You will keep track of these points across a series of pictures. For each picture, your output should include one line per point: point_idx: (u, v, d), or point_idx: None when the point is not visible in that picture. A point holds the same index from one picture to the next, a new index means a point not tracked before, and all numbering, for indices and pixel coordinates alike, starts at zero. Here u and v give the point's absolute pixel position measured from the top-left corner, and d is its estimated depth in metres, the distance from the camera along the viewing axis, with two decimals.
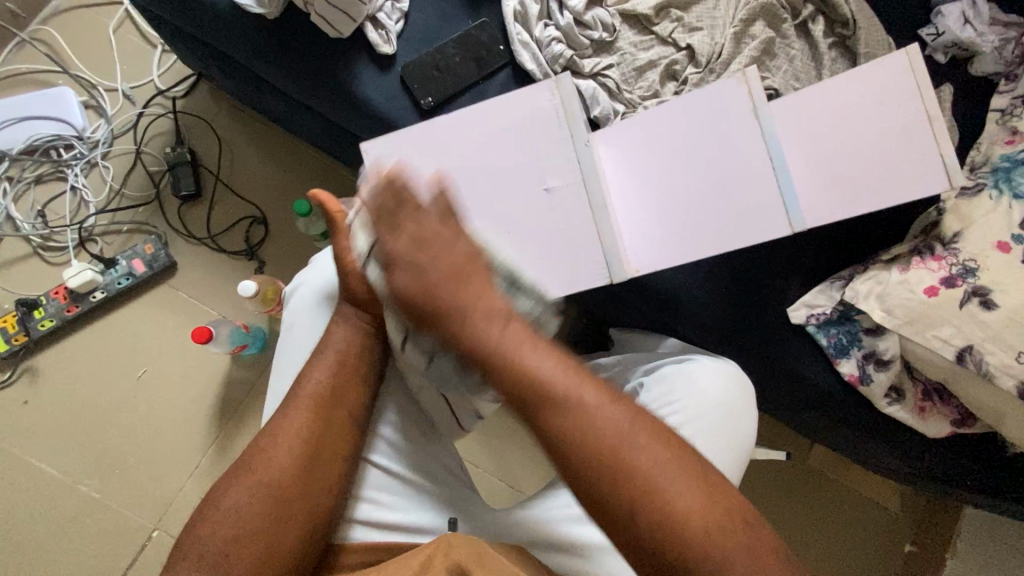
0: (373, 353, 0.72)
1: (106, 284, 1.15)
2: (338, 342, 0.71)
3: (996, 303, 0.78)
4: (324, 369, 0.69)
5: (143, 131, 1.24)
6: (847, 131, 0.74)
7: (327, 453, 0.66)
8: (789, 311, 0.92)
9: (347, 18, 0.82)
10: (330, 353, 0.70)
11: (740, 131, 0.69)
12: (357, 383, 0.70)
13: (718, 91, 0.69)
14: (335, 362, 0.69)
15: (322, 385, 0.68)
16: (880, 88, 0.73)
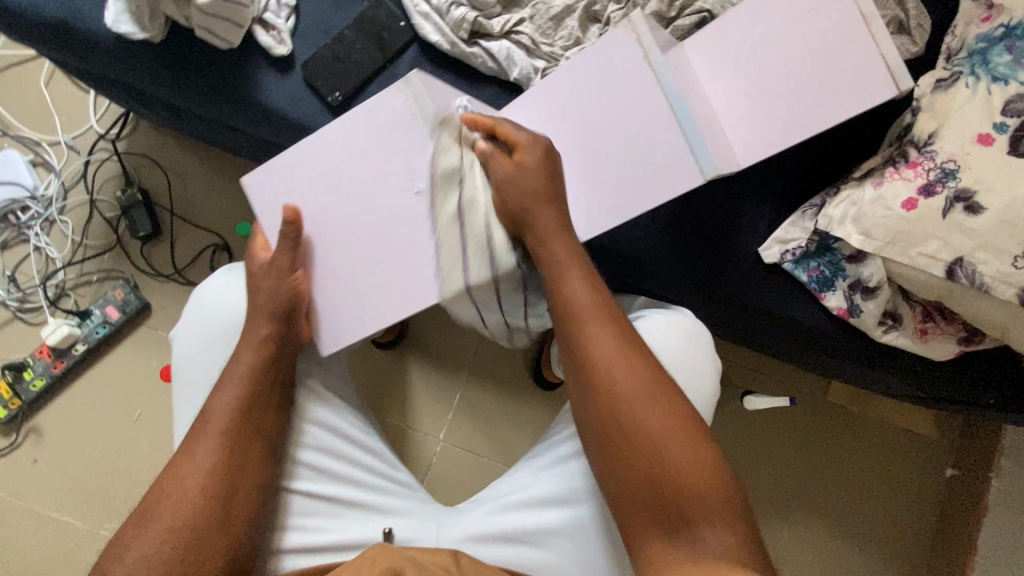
0: (280, 377, 0.68)
1: (85, 336, 1.16)
2: (241, 368, 0.65)
3: (983, 205, 0.68)
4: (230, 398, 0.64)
5: (92, 179, 1.23)
6: (774, 48, 0.72)
7: (241, 487, 0.62)
8: (761, 251, 0.85)
9: (232, 26, 0.78)
10: (234, 380, 0.65)
11: (640, 83, 0.69)
12: (268, 408, 0.66)
13: (606, 47, 0.70)
14: (241, 390, 0.65)
15: (227, 417, 0.64)
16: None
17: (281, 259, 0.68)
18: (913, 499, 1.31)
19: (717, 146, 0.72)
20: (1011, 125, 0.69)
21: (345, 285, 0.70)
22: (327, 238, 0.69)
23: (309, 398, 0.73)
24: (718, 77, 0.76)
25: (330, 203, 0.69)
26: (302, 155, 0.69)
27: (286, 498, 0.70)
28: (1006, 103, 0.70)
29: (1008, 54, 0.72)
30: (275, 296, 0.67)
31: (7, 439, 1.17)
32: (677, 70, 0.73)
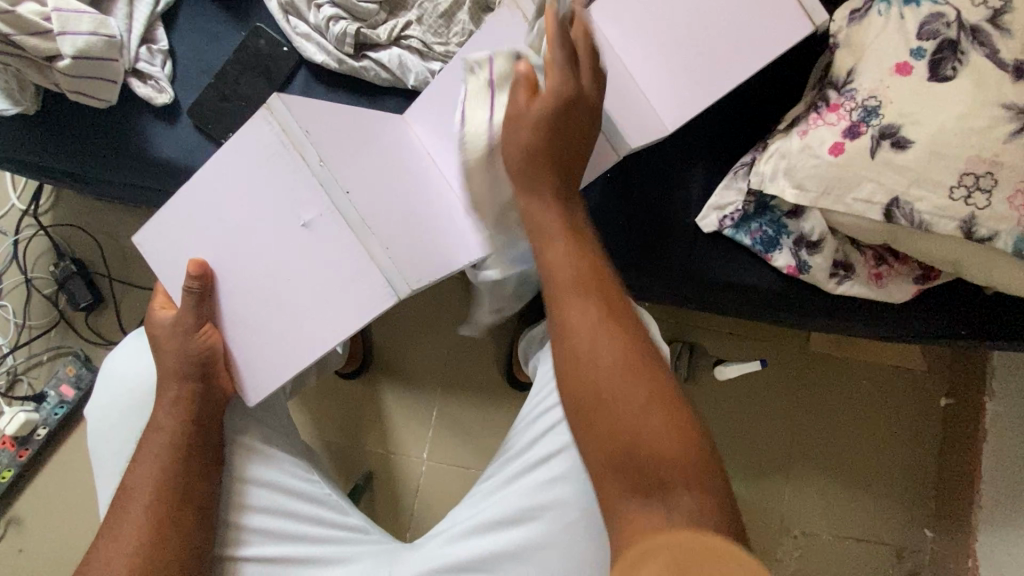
0: (199, 454, 0.71)
1: (45, 419, 1.13)
2: (161, 436, 0.70)
3: (910, 139, 0.64)
4: (153, 465, 0.69)
5: (24, 258, 1.19)
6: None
7: (171, 548, 0.67)
8: (697, 221, 0.81)
9: (105, 82, 0.72)
10: (155, 446, 0.70)
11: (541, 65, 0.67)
12: (195, 472, 0.70)
13: (501, 35, 0.68)
14: (163, 458, 0.69)
15: (152, 482, 0.68)
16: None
17: (183, 316, 0.67)
18: (913, 437, 1.29)
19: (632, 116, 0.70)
20: (929, 49, 0.64)
21: (254, 332, 0.67)
22: (232, 283, 0.67)
23: (249, 463, 0.76)
24: (629, 39, 0.70)
25: (227, 248, 0.67)
26: (191, 204, 0.67)
27: (239, 560, 0.74)
28: (920, 25, 0.65)
29: None
30: (184, 357, 0.67)
31: None
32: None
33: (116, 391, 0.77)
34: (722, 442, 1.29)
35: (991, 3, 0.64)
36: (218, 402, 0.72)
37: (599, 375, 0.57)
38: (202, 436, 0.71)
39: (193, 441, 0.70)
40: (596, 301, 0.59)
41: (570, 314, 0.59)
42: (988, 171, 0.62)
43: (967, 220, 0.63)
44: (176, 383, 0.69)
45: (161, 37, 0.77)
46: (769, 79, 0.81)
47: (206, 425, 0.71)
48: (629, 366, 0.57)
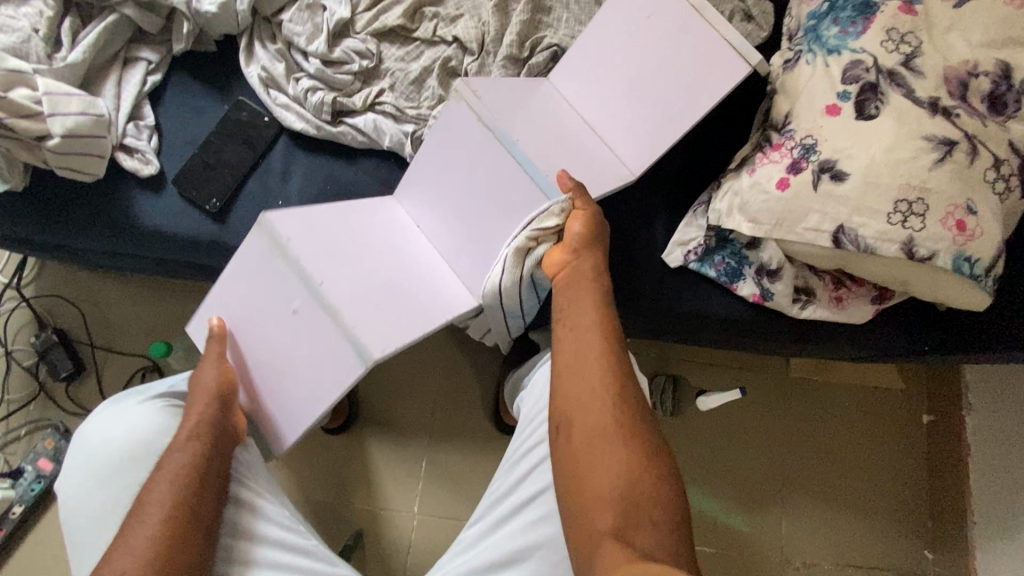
0: (201, 506, 0.66)
1: (20, 496, 1.09)
2: (171, 467, 0.68)
3: (847, 171, 0.69)
4: (162, 490, 0.66)
5: (4, 331, 1.19)
6: (621, 62, 0.77)
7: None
8: (663, 257, 0.85)
9: (95, 158, 0.76)
10: (166, 472, 0.67)
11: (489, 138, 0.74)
12: (206, 499, 0.67)
13: (440, 128, 0.77)
14: (173, 483, 0.66)
15: (161, 505, 0.65)
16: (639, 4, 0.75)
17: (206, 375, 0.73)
18: (899, 456, 1.31)
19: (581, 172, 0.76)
20: (853, 91, 0.70)
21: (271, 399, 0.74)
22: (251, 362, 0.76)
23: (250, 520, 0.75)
24: (585, 95, 0.80)
25: (245, 334, 0.76)
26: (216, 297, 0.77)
27: None
28: (844, 72, 0.72)
29: (836, 26, 0.74)
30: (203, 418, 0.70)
31: None
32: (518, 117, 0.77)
33: (90, 453, 0.75)
34: (713, 476, 1.28)
35: (904, 48, 0.70)
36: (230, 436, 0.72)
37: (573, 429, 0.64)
38: (206, 486, 0.67)
39: (196, 493, 0.67)
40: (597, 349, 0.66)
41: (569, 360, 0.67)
42: (918, 197, 0.66)
43: (907, 242, 0.67)
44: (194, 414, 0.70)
45: (147, 113, 0.81)
46: (717, 124, 0.88)
47: (210, 476, 0.68)
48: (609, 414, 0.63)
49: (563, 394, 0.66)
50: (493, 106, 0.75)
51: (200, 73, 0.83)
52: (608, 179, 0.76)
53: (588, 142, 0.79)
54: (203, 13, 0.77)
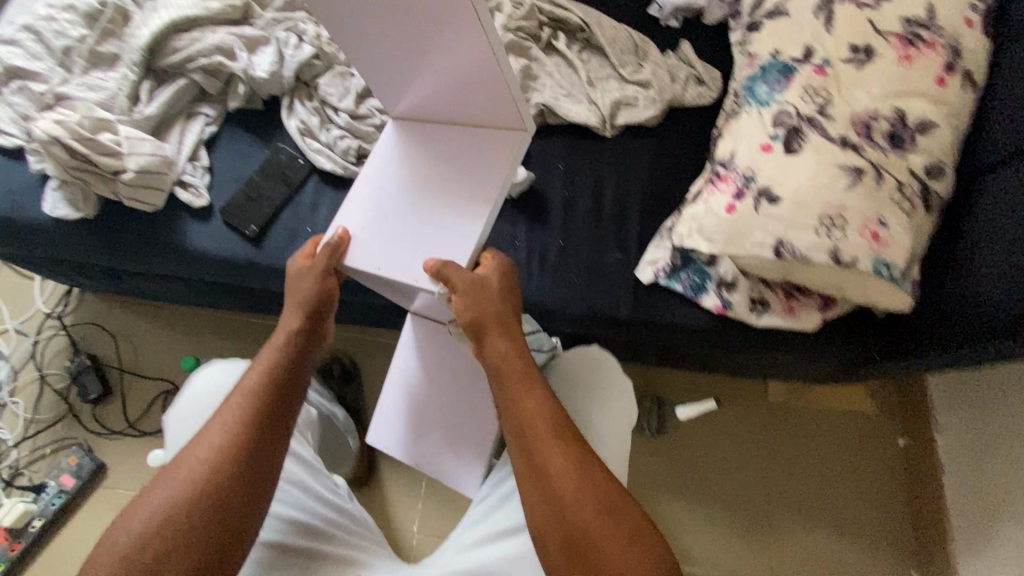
0: (290, 387, 0.77)
1: (41, 509, 1.15)
2: (270, 351, 0.78)
3: (779, 195, 0.84)
4: (256, 371, 0.76)
5: (41, 355, 1.30)
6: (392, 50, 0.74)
7: (263, 442, 0.72)
8: (637, 274, 0.99)
9: (155, 191, 0.91)
10: (263, 356, 0.78)
11: (384, 231, 0.84)
12: (293, 385, 0.78)
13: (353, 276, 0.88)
14: (266, 366, 0.77)
15: (256, 384, 0.75)
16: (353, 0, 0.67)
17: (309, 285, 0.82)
18: (881, 480, 1.36)
19: (487, 158, 0.84)
20: (781, 133, 0.87)
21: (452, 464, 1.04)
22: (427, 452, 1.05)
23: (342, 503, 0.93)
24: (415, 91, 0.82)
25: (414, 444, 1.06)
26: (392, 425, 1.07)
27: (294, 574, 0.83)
28: (774, 118, 0.89)
29: (767, 85, 0.93)
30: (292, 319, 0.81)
31: None
32: (393, 182, 0.86)
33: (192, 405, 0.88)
34: (699, 502, 1.33)
35: (819, 99, 0.86)
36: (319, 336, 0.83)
37: (553, 512, 0.70)
38: (293, 374, 0.78)
39: (286, 376, 0.77)
40: (549, 432, 0.73)
41: (533, 446, 0.73)
42: (839, 214, 0.80)
43: (832, 250, 0.80)
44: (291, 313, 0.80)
45: (203, 156, 0.97)
46: (680, 164, 1.03)
47: (297, 366, 0.79)
48: (581, 486, 0.70)
49: (533, 499, 0.71)
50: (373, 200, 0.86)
51: (249, 125, 1.00)
52: (501, 147, 0.84)
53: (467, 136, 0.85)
54: (256, 78, 0.96)
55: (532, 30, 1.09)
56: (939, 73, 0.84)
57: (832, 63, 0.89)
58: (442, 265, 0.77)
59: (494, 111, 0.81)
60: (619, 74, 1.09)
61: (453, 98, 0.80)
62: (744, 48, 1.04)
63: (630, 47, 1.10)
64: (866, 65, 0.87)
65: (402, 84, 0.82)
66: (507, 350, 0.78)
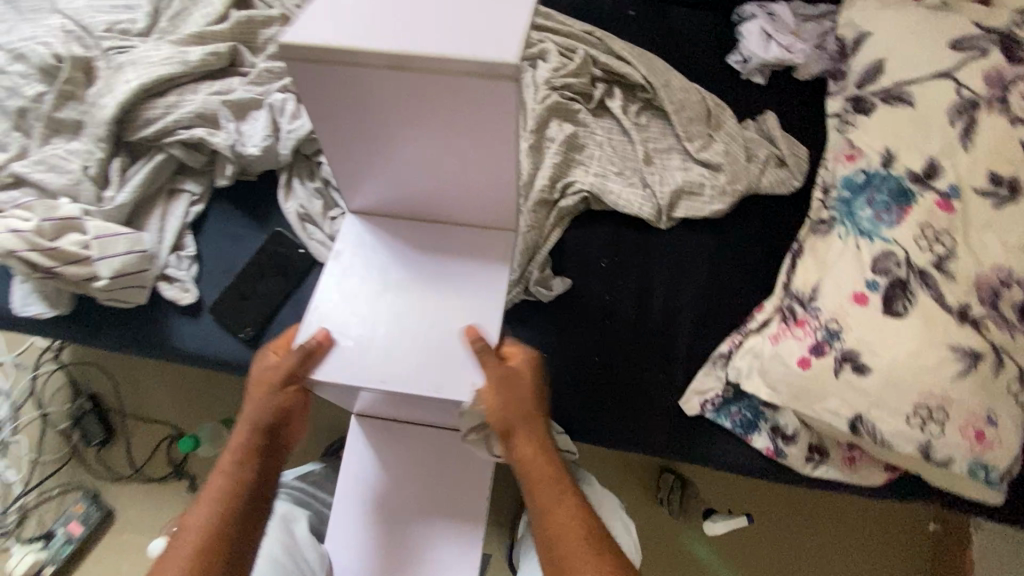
0: (245, 529, 0.61)
1: (52, 556, 1.14)
2: (220, 482, 0.61)
3: (870, 365, 0.69)
4: (204, 511, 0.60)
5: (41, 393, 1.25)
6: (374, 121, 0.56)
7: None
8: (681, 402, 0.84)
9: (136, 289, 0.78)
10: (211, 489, 0.61)
11: (378, 339, 0.62)
12: (249, 526, 0.61)
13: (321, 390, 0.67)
14: (216, 503, 0.60)
15: (201, 528, 0.59)
16: (356, 85, 0.52)
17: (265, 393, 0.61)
18: None
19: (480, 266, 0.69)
20: (882, 282, 0.71)
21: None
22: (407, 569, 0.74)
23: None
24: (393, 179, 0.64)
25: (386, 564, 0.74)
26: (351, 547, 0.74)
27: None
28: (875, 260, 0.72)
29: (870, 208, 0.75)
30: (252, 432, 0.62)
31: None
32: (371, 281, 0.66)
33: None
34: None
35: (936, 248, 0.70)
36: (282, 450, 0.65)
37: None
38: (249, 512, 0.61)
39: (238, 518, 0.60)
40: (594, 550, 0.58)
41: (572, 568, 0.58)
42: (939, 404, 0.66)
43: (924, 445, 0.67)
44: (243, 426, 0.62)
45: (189, 243, 0.83)
46: (747, 272, 0.87)
47: (256, 498, 0.62)
48: None
49: None
50: (347, 306, 0.64)
51: (242, 203, 0.86)
52: (499, 246, 0.68)
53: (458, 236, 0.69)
54: (247, 155, 0.79)
55: (582, 88, 0.90)
56: None
57: (961, 193, 0.71)
58: (485, 345, 0.60)
59: (491, 210, 0.67)
60: (683, 147, 0.90)
61: (441, 200, 0.65)
62: (844, 126, 0.83)
63: (701, 114, 0.90)
64: (1005, 205, 0.69)
65: (375, 174, 0.63)
66: (534, 456, 0.60)
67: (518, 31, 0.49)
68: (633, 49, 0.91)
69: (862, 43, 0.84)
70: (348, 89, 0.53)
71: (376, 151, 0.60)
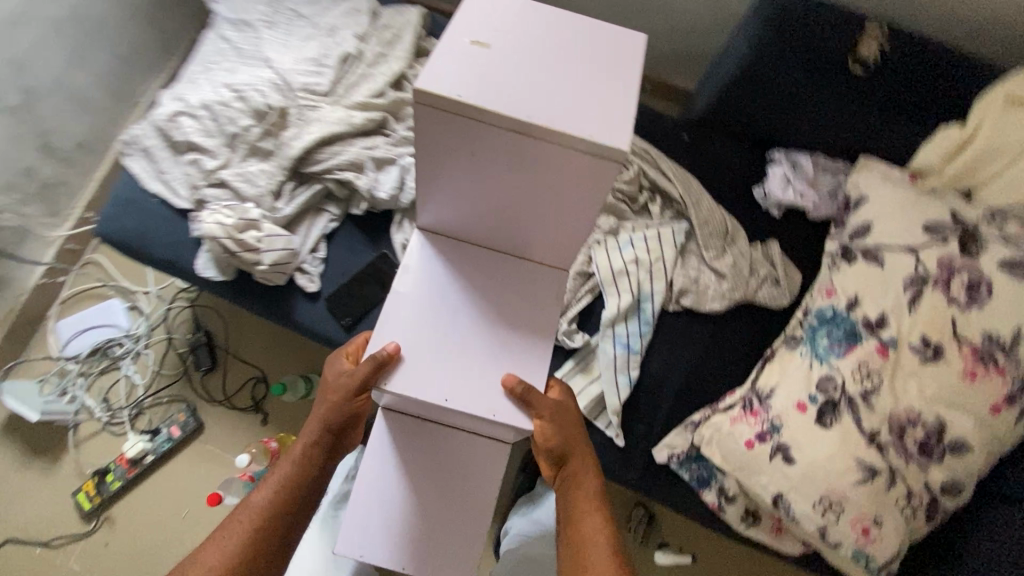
0: (297, 504, 0.89)
1: (155, 447, 1.51)
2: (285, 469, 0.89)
3: (795, 457, 0.92)
4: (269, 490, 0.88)
5: (171, 321, 1.61)
6: (481, 162, 0.70)
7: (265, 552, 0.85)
8: (653, 452, 1.08)
9: (279, 273, 1.10)
10: (278, 475, 0.89)
11: (445, 358, 0.82)
12: (298, 504, 0.89)
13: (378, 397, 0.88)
14: (278, 485, 0.88)
15: (266, 502, 0.87)
16: (472, 138, 0.66)
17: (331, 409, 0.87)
18: None
19: (532, 293, 0.89)
20: (820, 398, 0.93)
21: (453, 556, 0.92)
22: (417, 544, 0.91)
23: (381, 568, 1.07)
24: (477, 205, 0.80)
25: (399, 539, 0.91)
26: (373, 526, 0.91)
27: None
28: (820, 380, 0.94)
29: (827, 339, 0.97)
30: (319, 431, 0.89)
31: (87, 525, 1.49)
32: (435, 310, 0.85)
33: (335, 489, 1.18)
34: None
35: (867, 383, 0.91)
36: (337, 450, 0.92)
37: None
38: (301, 493, 0.89)
39: (293, 498, 0.88)
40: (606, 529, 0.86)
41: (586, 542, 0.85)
42: (838, 499, 0.89)
43: (821, 526, 0.89)
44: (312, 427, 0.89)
45: (322, 248, 1.14)
46: (726, 362, 1.10)
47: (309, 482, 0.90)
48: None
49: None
50: (418, 323, 0.84)
51: (365, 227, 1.17)
52: (546, 288, 0.89)
53: (508, 271, 0.89)
54: (379, 198, 1.10)
55: (631, 192, 1.16)
56: (997, 401, 0.86)
57: (898, 345, 0.92)
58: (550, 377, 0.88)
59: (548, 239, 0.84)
60: (700, 254, 1.12)
61: (515, 228, 0.82)
62: (833, 268, 1.02)
63: (720, 231, 1.13)
64: (929, 363, 0.89)
65: (461, 198, 0.79)
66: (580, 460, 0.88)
67: (623, 120, 0.64)
68: (677, 170, 1.15)
69: (861, 204, 1.03)
70: (461, 139, 0.67)
71: (472, 185, 0.75)
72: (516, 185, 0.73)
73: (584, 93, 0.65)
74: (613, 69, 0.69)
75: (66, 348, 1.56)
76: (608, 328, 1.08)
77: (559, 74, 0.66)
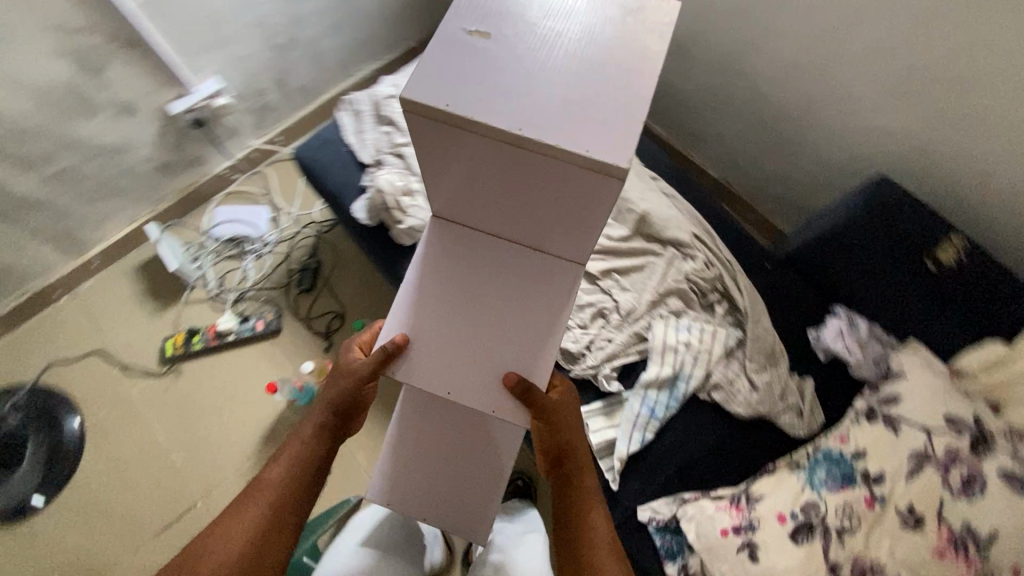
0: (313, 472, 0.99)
1: (238, 331, 1.79)
2: (298, 444, 0.99)
3: (760, 557, 1.04)
4: (283, 465, 0.98)
5: (295, 240, 1.93)
6: (485, 167, 0.76)
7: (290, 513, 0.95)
8: (637, 508, 1.20)
9: (408, 236, 1.35)
10: (290, 452, 0.99)
11: (449, 352, 0.95)
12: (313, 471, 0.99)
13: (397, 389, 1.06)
14: (292, 460, 0.98)
15: (281, 473, 0.97)
16: (478, 151, 0.72)
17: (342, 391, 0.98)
18: None
19: (534, 285, 0.95)
20: (800, 518, 1.05)
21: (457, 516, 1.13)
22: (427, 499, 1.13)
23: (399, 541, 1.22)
24: (484, 199, 0.85)
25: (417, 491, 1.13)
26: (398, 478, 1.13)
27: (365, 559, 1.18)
28: (805, 504, 1.07)
29: (825, 475, 1.09)
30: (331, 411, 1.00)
31: (161, 368, 1.78)
32: (445, 301, 0.96)
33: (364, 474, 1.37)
34: None
35: (845, 523, 1.03)
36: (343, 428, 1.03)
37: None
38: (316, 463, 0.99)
39: (309, 469, 0.98)
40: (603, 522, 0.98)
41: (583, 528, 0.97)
42: None
43: None
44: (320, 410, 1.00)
45: None
46: (729, 460, 1.24)
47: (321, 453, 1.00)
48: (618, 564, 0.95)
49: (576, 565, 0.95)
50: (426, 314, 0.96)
51: None
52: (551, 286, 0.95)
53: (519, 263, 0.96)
54: None
55: (704, 288, 1.34)
56: None
57: (885, 504, 1.03)
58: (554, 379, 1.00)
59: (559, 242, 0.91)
60: (743, 361, 1.28)
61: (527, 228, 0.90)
62: (857, 420, 1.14)
63: (767, 352, 1.28)
64: (906, 530, 1.00)
65: (466, 188, 0.84)
66: (579, 457, 1.00)
67: (629, 137, 0.66)
68: (749, 288, 1.33)
69: (897, 379, 1.14)
70: (461, 148, 0.73)
71: (481, 187, 0.82)
72: (523, 195, 0.79)
73: (591, 102, 0.68)
74: (633, 75, 0.70)
75: (213, 229, 1.91)
76: (641, 389, 1.25)
77: (566, 84, 0.69)
